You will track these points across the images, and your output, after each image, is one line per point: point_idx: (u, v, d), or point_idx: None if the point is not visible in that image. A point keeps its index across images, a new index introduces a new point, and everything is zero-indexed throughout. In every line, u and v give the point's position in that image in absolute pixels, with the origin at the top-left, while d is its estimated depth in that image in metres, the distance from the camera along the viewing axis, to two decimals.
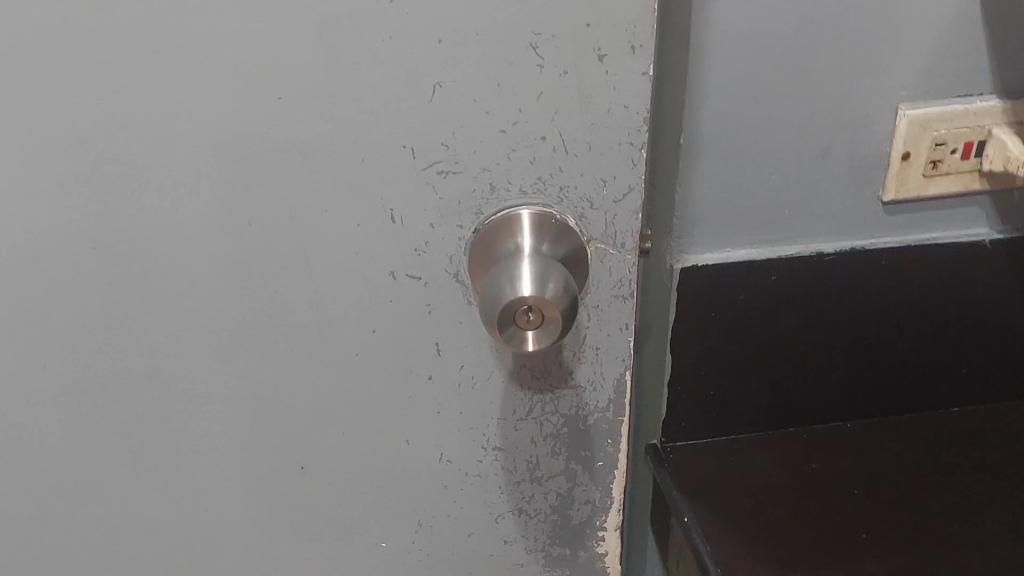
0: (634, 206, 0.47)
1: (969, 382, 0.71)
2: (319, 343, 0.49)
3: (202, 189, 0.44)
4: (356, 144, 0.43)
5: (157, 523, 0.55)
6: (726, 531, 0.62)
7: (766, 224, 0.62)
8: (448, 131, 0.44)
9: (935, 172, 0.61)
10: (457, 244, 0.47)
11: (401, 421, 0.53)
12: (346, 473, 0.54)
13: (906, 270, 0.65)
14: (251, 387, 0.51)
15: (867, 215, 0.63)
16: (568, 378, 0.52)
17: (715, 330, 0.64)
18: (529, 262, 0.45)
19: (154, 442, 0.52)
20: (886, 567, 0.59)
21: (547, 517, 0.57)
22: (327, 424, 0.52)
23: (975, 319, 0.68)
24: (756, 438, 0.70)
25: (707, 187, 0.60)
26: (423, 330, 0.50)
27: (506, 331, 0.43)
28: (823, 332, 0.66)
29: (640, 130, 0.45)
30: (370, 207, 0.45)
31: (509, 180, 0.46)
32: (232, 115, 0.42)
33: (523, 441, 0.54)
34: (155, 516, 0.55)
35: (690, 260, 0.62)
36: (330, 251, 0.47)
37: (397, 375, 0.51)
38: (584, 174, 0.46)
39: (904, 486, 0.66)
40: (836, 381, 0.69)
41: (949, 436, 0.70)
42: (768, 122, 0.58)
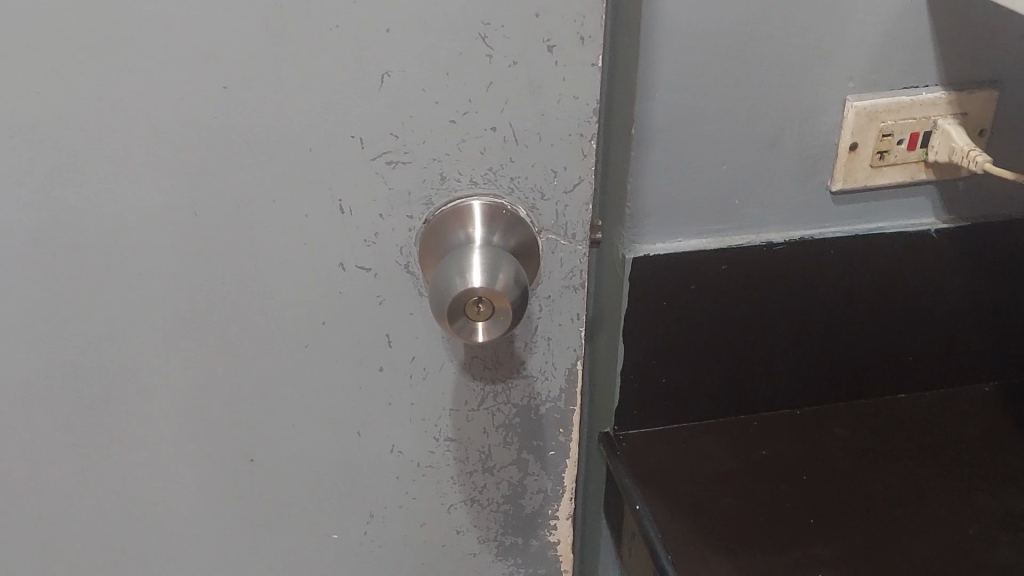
0: (585, 197, 0.47)
1: (915, 369, 0.73)
2: (267, 335, 0.49)
3: (147, 182, 0.43)
4: (304, 135, 0.43)
5: (104, 520, 0.55)
6: (677, 517, 0.63)
7: (717, 214, 0.63)
8: (398, 121, 0.43)
9: (881, 163, 0.62)
10: (407, 236, 0.47)
11: (352, 413, 0.52)
12: (297, 465, 0.54)
13: (854, 259, 0.66)
14: (198, 380, 0.50)
15: (815, 204, 0.64)
16: (520, 369, 0.52)
17: (666, 319, 0.65)
18: (479, 254, 0.44)
19: (101, 437, 0.51)
20: (833, 552, 0.60)
21: (500, 507, 0.57)
22: (276, 416, 0.52)
23: (921, 307, 0.69)
24: (707, 425, 0.70)
25: (659, 177, 0.60)
26: (374, 322, 0.49)
27: (456, 322, 0.43)
28: (773, 320, 0.67)
29: (590, 121, 0.45)
30: (319, 198, 0.45)
31: (459, 170, 0.45)
32: (176, 105, 0.41)
33: (475, 431, 0.54)
34: (102, 513, 0.54)
35: (641, 250, 0.62)
36: (279, 243, 0.46)
37: (348, 366, 0.51)
38: (534, 164, 0.46)
39: (851, 472, 0.67)
40: (785, 369, 0.69)
41: (895, 422, 0.72)
42: (718, 112, 0.58)
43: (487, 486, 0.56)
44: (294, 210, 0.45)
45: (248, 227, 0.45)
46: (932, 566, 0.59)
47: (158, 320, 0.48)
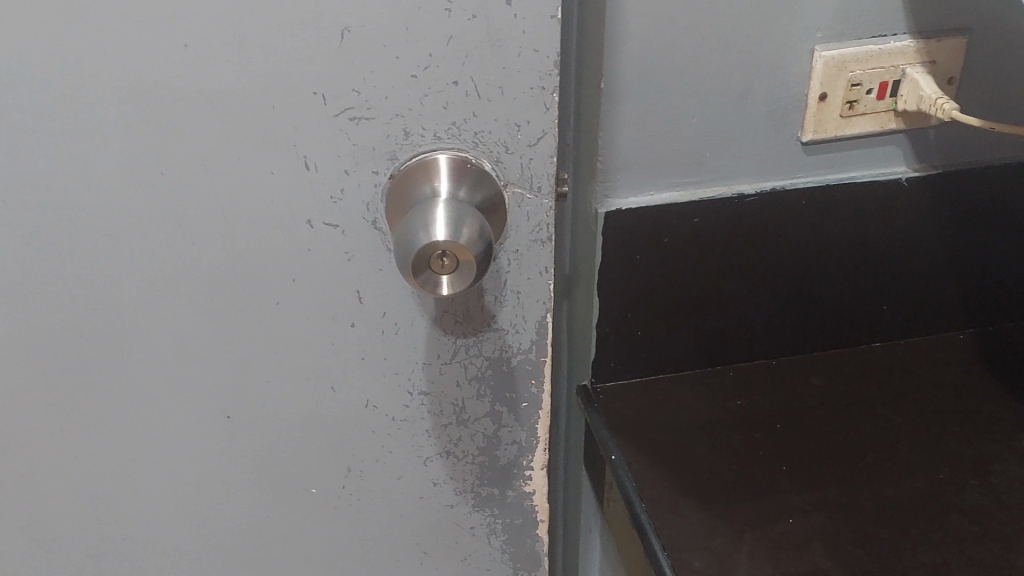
0: (550, 149, 0.48)
1: (889, 318, 0.73)
2: (240, 292, 0.50)
3: (113, 141, 0.44)
4: (267, 91, 0.43)
5: (86, 478, 0.56)
6: (653, 468, 0.64)
7: (688, 167, 0.63)
8: (359, 76, 0.44)
9: (851, 113, 0.63)
10: (373, 191, 0.48)
11: (326, 368, 0.53)
12: (274, 421, 0.55)
13: (826, 209, 0.67)
14: (173, 337, 0.51)
15: (785, 155, 0.64)
16: (491, 323, 0.52)
17: (640, 272, 0.65)
18: (444, 207, 0.45)
19: (79, 396, 0.52)
20: (805, 498, 0.62)
21: (475, 460, 0.58)
22: (252, 372, 0.53)
23: (894, 256, 0.70)
24: (683, 377, 0.71)
25: (629, 131, 0.60)
26: (344, 277, 0.50)
27: (421, 276, 0.44)
28: (747, 272, 0.68)
29: (551, 73, 0.45)
30: (284, 156, 0.46)
31: (423, 125, 0.46)
32: (138, 64, 0.42)
33: (448, 385, 0.54)
34: (84, 471, 0.56)
35: (612, 204, 0.63)
36: (246, 200, 0.47)
37: (320, 322, 0.51)
38: (497, 118, 0.46)
39: (825, 421, 0.68)
40: (760, 320, 0.70)
41: (868, 369, 0.73)
42: (687, 66, 0.59)
43: (462, 439, 0.57)
44: (260, 167, 0.46)
45: (214, 185, 0.46)
46: (903, 511, 0.60)
47: (130, 280, 0.48)
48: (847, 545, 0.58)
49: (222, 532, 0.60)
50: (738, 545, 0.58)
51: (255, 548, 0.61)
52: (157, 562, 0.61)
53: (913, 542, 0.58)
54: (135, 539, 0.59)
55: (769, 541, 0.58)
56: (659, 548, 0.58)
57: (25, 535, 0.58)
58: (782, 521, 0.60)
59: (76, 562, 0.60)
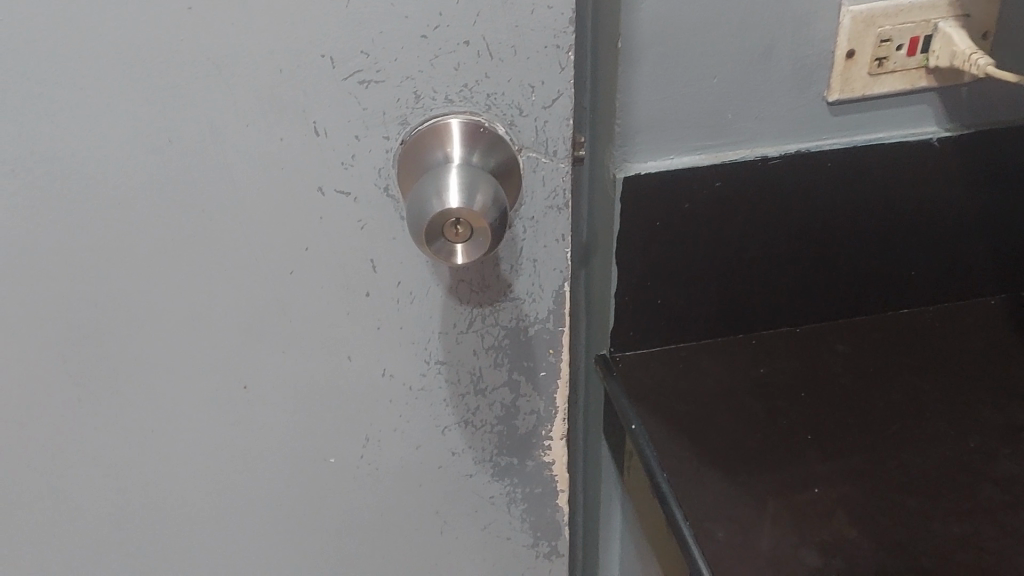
0: (565, 111, 0.46)
1: (919, 282, 0.71)
2: (251, 261, 0.49)
3: (118, 109, 0.43)
4: (273, 55, 0.42)
5: (103, 451, 0.56)
6: (675, 438, 0.63)
7: (710, 129, 0.61)
8: (368, 38, 0.42)
9: (879, 71, 0.61)
10: (384, 157, 0.46)
11: (340, 339, 0.52)
12: (289, 392, 0.54)
13: (853, 171, 0.65)
14: (185, 308, 0.50)
15: (811, 116, 0.62)
16: (507, 292, 0.51)
17: (661, 237, 0.64)
18: (456, 173, 0.44)
19: (93, 369, 0.52)
20: (831, 468, 0.60)
21: (494, 430, 0.57)
22: (266, 343, 0.52)
23: (924, 218, 0.68)
24: (705, 344, 0.70)
25: (649, 92, 0.59)
26: (357, 246, 0.49)
27: (434, 244, 0.43)
28: (772, 236, 0.66)
29: (566, 32, 0.44)
30: (293, 122, 0.45)
31: (434, 88, 0.44)
32: (142, 29, 0.41)
33: (465, 354, 0.53)
34: (101, 445, 0.55)
35: (633, 168, 0.61)
36: (254, 168, 0.46)
37: (334, 292, 0.50)
38: (511, 79, 0.45)
39: (851, 388, 0.66)
40: (785, 286, 0.69)
41: (897, 335, 0.71)
42: (708, 24, 0.57)
43: (479, 410, 0.56)
44: (268, 134, 0.45)
45: (222, 153, 0.45)
46: (933, 481, 0.59)
47: (140, 251, 0.48)
48: (874, 515, 0.57)
49: (239, 505, 0.59)
50: (762, 515, 0.57)
51: (274, 520, 0.60)
52: (177, 536, 0.61)
53: (943, 512, 0.57)
54: (154, 511, 0.59)
55: (793, 511, 0.57)
56: (682, 519, 0.57)
57: (44, 509, 0.58)
58: (807, 491, 0.59)
59: (96, 536, 0.60)
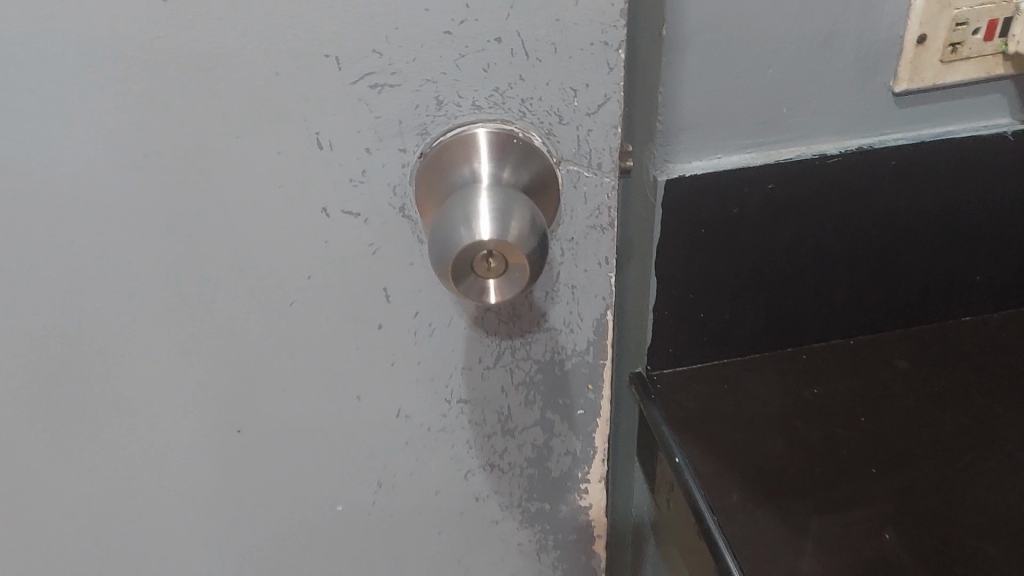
0: (612, 118, 0.39)
1: (985, 288, 0.65)
2: (245, 293, 0.42)
3: (90, 117, 0.37)
4: (268, 55, 0.35)
5: (83, 498, 0.49)
6: (721, 471, 0.57)
7: (762, 125, 0.54)
8: (381, 34, 0.35)
9: (952, 57, 0.54)
10: (401, 173, 0.40)
11: (350, 376, 0.46)
12: (292, 436, 0.48)
13: (918, 169, 0.58)
14: (171, 345, 0.44)
15: (874, 108, 0.55)
16: (541, 321, 0.45)
17: (705, 245, 0.57)
18: (487, 195, 0.37)
19: (71, 410, 0.46)
20: (899, 505, 0.54)
21: (523, 472, 0.50)
22: (263, 383, 0.45)
23: (994, 219, 0.61)
24: (751, 361, 0.64)
25: (695, 85, 0.52)
26: (368, 274, 0.42)
27: (463, 281, 0.36)
28: (826, 242, 0.59)
29: (616, 25, 0.36)
30: (292, 133, 0.38)
31: (460, 92, 0.38)
32: (112, 24, 0.34)
33: (492, 391, 0.47)
34: (83, 491, 0.49)
35: (675, 170, 0.54)
36: (247, 186, 0.39)
37: (342, 325, 0.44)
38: (550, 82, 0.38)
39: (917, 411, 0.60)
40: (839, 295, 0.62)
41: (960, 348, 0.65)
42: (765, 7, 0.49)
43: (508, 450, 0.49)
44: (263, 148, 0.38)
45: (210, 168, 0.38)
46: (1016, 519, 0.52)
47: (120, 279, 0.41)
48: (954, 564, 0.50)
49: (239, 552, 0.53)
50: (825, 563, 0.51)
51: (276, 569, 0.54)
52: None
53: None
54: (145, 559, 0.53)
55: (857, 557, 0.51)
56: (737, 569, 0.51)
57: (23, 555, 0.52)
58: (871, 532, 0.52)
59: None
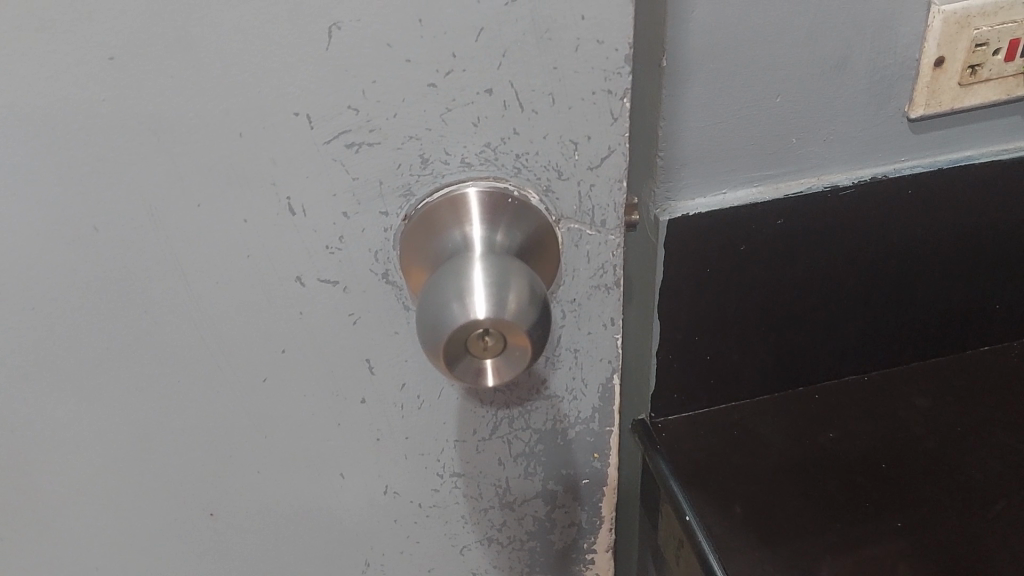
0: (617, 171, 0.35)
1: (1004, 317, 0.62)
2: (213, 371, 0.38)
3: (28, 187, 0.32)
4: (229, 115, 0.31)
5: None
6: (735, 529, 0.53)
7: (770, 158, 0.50)
8: (356, 88, 0.31)
9: (972, 80, 0.50)
10: (383, 237, 0.35)
11: (332, 454, 0.41)
12: (269, 517, 0.44)
13: (935, 198, 0.54)
14: (132, 427, 0.40)
15: (889, 135, 0.52)
16: (541, 389, 0.41)
17: (710, 286, 0.53)
18: (481, 263, 0.33)
19: (26, 497, 0.41)
20: (926, 565, 0.51)
21: (524, 544, 0.47)
22: (237, 463, 0.41)
23: (1015, 247, 0.58)
24: (760, 403, 0.60)
25: (699, 117, 0.48)
26: (349, 347, 0.38)
27: (458, 363, 0.32)
28: (838, 278, 0.55)
29: (620, 71, 0.32)
30: (260, 200, 0.34)
31: (447, 149, 0.34)
32: (49, 84, 0.30)
33: (488, 463, 0.43)
34: (47, 574, 0.45)
35: (678, 208, 0.50)
36: (211, 258, 0.35)
37: (322, 400, 0.40)
38: (548, 135, 0.34)
39: (940, 455, 0.57)
40: (853, 331, 0.58)
41: (978, 382, 0.62)
42: (773, 33, 0.45)
43: (507, 523, 0.45)
44: (227, 216, 0.34)
45: (169, 239, 0.34)
46: None
47: (73, 358, 0.37)
48: None
49: None
50: None
51: None
52: None
53: None
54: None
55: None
56: None
57: None
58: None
59: None
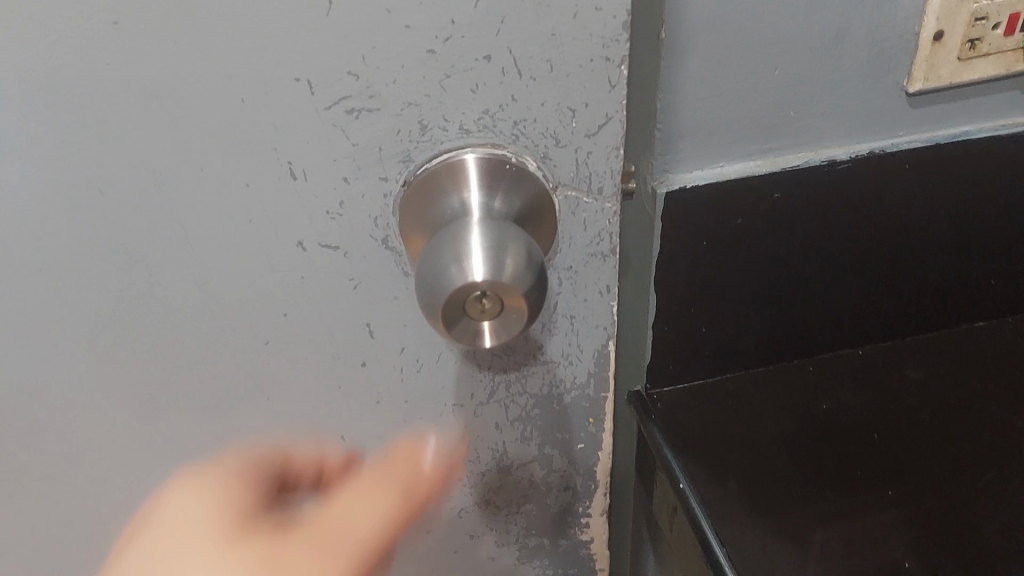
0: (614, 139, 0.36)
1: (1000, 291, 0.62)
2: (215, 335, 0.39)
3: (34, 151, 0.33)
4: (230, 80, 0.32)
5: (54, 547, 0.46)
6: (729, 497, 0.54)
7: (768, 130, 0.51)
8: (356, 54, 0.32)
9: (971, 54, 0.50)
10: (382, 203, 0.36)
11: (332, 417, 0.42)
12: (271, 479, 0.44)
13: (932, 173, 0.54)
14: (137, 390, 0.40)
15: (888, 109, 0.52)
16: (537, 355, 0.41)
17: (708, 258, 0.54)
18: (478, 229, 0.33)
19: (33, 457, 0.42)
20: (917, 532, 0.51)
21: (520, 507, 0.48)
22: (239, 425, 0.42)
23: (1012, 222, 0.58)
24: (756, 375, 0.61)
25: (698, 90, 0.48)
26: (349, 311, 0.39)
27: (456, 327, 0.33)
28: (835, 251, 0.56)
29: (617, 39, 0.33)
30: (262, 165, 0.34)
31: (446, 115, 0.34)
32: (55, 49, 0.30)
33: (486, 427, 0.44)
34: (54, 533, 0.46)
35: (676, 180, 0.51)
36: (214, 222, 0.36)
37: (322, 364, 0.40)
38: (545, 102, 0.34)
39: (932, 426, 0.58)
40: (849, 304, 0.59)
41: (972, 355, 0.62)
42: (773, 6, 0.46)
43: (504, 486, 0.46)
44: (230, 181, 0.35)
45: (173, 203, 0.35)
46: None
47: (79, 321, 0.38)
48: None
49: None
50: None
51: None
52: None
53: None
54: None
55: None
56: None
57: None
58: (891, 562, 0.50)
59: None
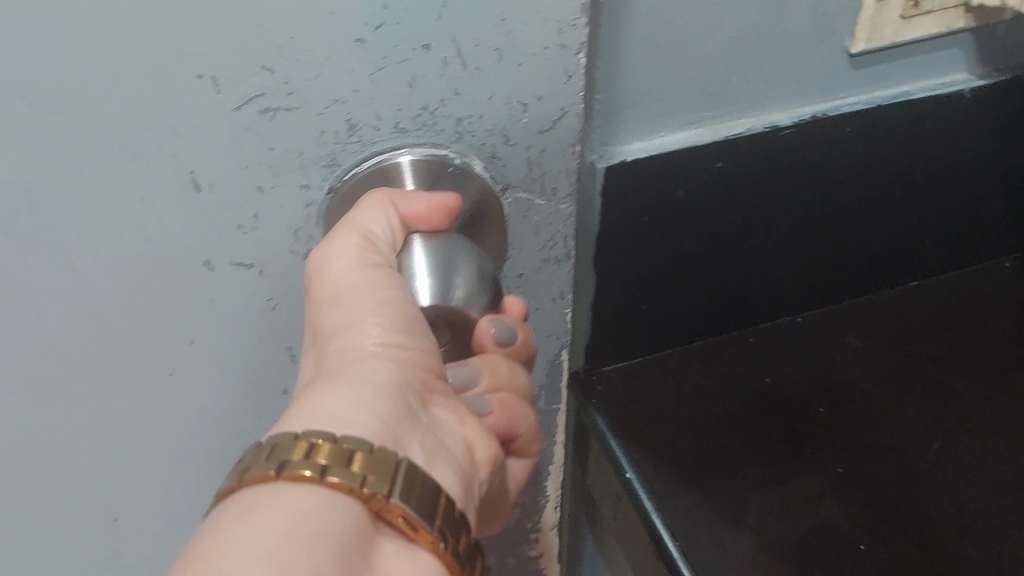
0: (566, 136, 0.40)
1: (934, 253, 0.61)
2: (112, 337, 0.40)
3: None
4: (118, 82, 0.32)
5: None
6: (672, 477, 0.52)
7: (712, 97, 0.47)
8: (272, 47, 0.33)
9: (913, 12, 0.48)
10: (305, 216, 0.38)
11: (241, 408, 0.45)
12: (158, 450, 0.46)
13: (875, 136, 0.52)
14: (27, 381, 0.41)
15: (830, 72, 0.49)
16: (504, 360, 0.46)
17: (648, 237, 0.50)
18: (431, 266, 0.39)
19: None
20: (863, 509, 0.50)
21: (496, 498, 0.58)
22: (135, 411, 0.43)
23: (951, 187, 0.57)
24: (693, 348, 0.59)
25: (639, 57, 0.44)
26: (255, 325, 0.41)
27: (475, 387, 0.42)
28: (777, 219, 0.53)
29: (573, 24, 0.36)
30: (164, 170, 0.35)
31: (378, 115, 0.36)
32: None
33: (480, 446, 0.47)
34: None
35: (616, 154, 0.47)
36: (100, 229, 0.36)
37: (229, 364, 0.42)
38: (494, 96, 0.37)
39: (875, 396, 0.57)
40: (788, 273, 0.57)
41: (907, 320, 0.61)
42: None
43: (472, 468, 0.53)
44: (122, 187, 0.35)
45: (48, 210, 0.35)
46: (988, 514, 0.49)
47: None
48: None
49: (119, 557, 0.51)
50: None
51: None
52: None
53: (1012, 561, 0.47)
54: (46, 544, 0.49)
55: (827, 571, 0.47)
56: None
57: None
58: (829, 528, 0.49)
59: None
